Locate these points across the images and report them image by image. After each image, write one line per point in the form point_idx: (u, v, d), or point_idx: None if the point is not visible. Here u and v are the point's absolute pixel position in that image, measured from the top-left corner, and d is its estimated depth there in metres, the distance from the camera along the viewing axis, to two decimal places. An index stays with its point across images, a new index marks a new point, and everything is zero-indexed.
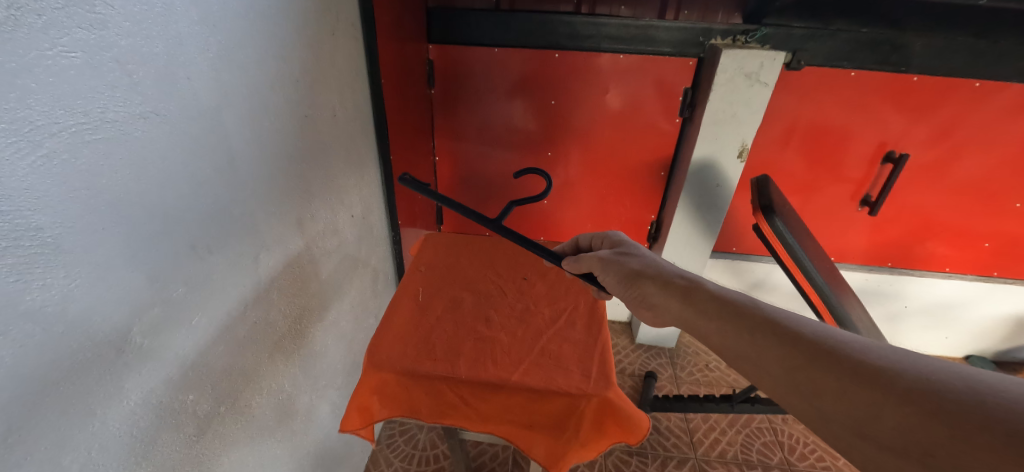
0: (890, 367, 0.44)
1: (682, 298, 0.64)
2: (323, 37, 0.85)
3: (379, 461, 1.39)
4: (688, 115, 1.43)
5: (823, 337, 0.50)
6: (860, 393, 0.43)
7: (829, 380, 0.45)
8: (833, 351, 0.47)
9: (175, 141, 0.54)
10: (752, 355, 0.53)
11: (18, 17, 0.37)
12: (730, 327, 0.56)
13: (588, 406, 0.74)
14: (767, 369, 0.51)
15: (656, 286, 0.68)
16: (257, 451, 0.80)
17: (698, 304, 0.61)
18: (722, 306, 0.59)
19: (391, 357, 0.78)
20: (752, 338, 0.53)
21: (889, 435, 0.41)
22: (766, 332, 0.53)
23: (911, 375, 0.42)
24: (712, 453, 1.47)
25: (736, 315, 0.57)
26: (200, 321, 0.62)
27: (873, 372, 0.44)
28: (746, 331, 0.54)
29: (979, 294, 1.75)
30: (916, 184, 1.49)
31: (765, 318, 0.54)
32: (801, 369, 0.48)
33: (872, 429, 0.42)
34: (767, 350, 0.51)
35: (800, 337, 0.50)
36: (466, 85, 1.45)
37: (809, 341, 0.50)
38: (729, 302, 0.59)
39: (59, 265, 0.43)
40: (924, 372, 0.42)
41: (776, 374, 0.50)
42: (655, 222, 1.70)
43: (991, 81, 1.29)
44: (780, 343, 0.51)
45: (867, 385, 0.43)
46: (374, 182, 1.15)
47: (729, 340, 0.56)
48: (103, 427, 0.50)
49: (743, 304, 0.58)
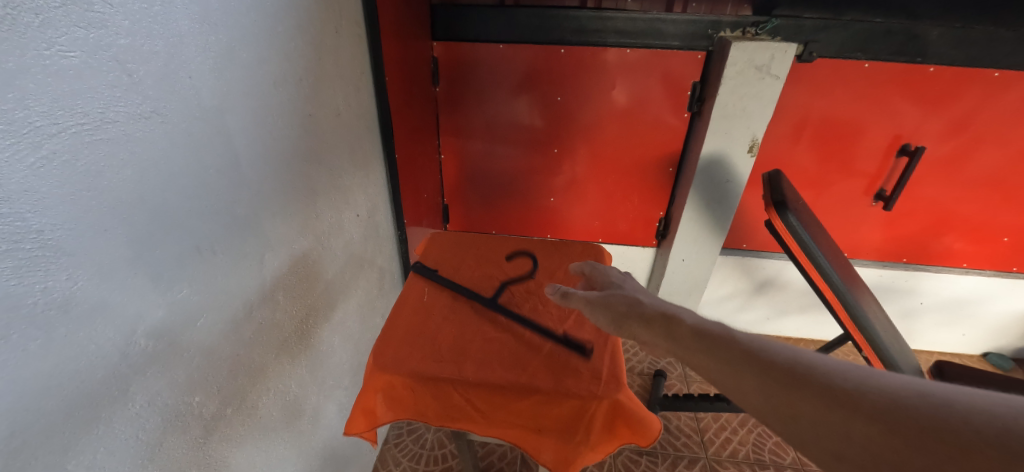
0: (858, 387, 0.39)
1: (666, 334, 0.59)
2: (326, 34, 0.84)
3: (387, 461, 1.38)
4: (697, 109, 1.40)
5: (794, 357, 0.45)
6: (831, 418, 0.39)
7: (804, 405, 0.41)
8: (802, 371, 0.43)
9: (177, 142, 0.53)
10: (730, 386, 0.47)
11: (15, 15, 0.36)
12: (710, 360, 0.51)
13: (599, 408, 0.73)
14: (744, 398, 0.46)
15: (638, 321, 0.64)
16: (266, 452, 0.79)
17: (681, 339, 0.56)
18: (702, 339, 0.54)
19: (398, 359, 0.77)
20: (725, 365, 0.48)
21: (868, 461, 0.36)
22: (739, 360, 0.48)
23: (878, 394, 0.38)
24: (723, 453, 1.45)
25: (715, 346, 0.51)
26: (207, 323, 0.61)
27: (841, 391, 0.39)
28: (723, 363, 0.49)
29: (999, 291, 1.70)
30: (932, 177, 1.46)
31: (738, 345, 0.49)
32: (774, 396, 0.43)
33: (851, 455, 0.37)
34: (740, 378, 0.46)
35: (771, 359, 0.46)
36: (471, 82, 1.44)
37: (780, 362, 0.45)
38: (708, 334, 0.54)
39: (61, 268, 0.42)
40: (889, 388, 0.38)
41: (752, 403, 0.45)
42: (664, 219, 1.67)
43: (1011, 71, 1.25)
44: (751, 371, 0.46)
45: (836, 406, 0.39)
46: (380, 180, 1.14)
47: (709, 370, 0.51)
48: (107, 431, 0.49)
49: (720, 334, 0.52)
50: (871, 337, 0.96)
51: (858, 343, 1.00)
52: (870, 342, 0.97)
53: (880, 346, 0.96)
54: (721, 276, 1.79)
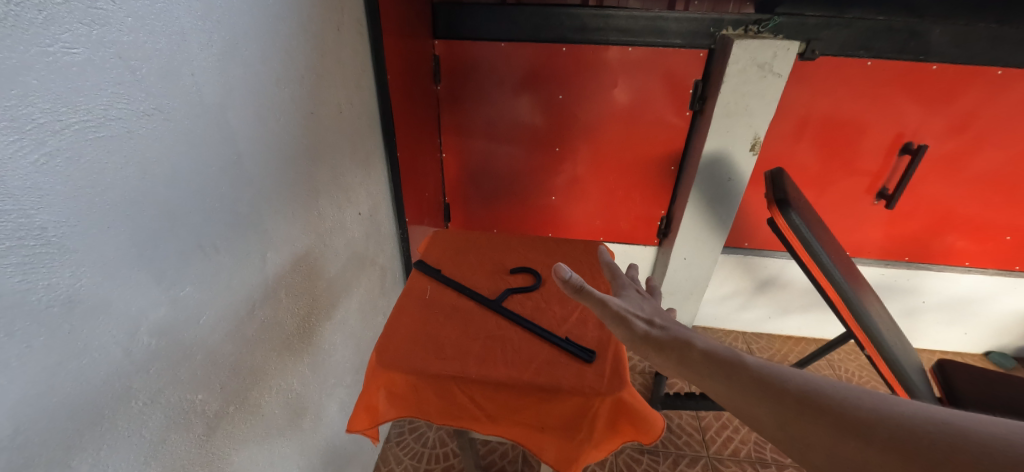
0: (870, 415, 0.38)
1: (671, 354, 0.56)
2: (328, 32, 0.83)
3: (388, 459, 1.38)
4: (699, 108, 1.40)
5: (805, 382, 0.44)
6: (844, 448, 0.38)
7: (816, 434, 0.40)
8: (814, 398, 0.42)
9: (180, 139, 0.53)
10: (741, 412, 0.46)
11: (17, 12, 0.36)
12: (721, 384, 0.49)
13: (602, 406, 0.72)
14: (756, 424, 0.45)
15: (640, 336, 0.61)
16: (268, 450, 0.79)
17: (687, 360, 0.54)
18: (713, 362, 0.51)
19: (400, 357, 0.77)
20: (735, 392, 0.47)
21: None
22: (751, 386, 0.46)
23: (890, 422, 0.37)
24: (724, 452, 1.45)
25: (725, 369, 0.49)
26: (209, 320, 0.61)
27: (853, 420, 0.39)
28: (734, 388, 0.47)
29: (1001, 290, 1.70)
30: (934, 176, 1.45)
31: (750, 369, 0.48)
32: (786, 424, 0.42)
33: None
34: (752, 405, 0.45)
35: (782, 385, 0.44)
36: (472, 80, 1.44)
37: (790, 389, 0.44)
38: (719, 357, 0.51)
39: (64, 264, 0.42)
40: (901, 416, 0.37)
41: (764, 431, 0.44)
42: (665, 218, 1.67)
43: (1014, 69, 1.24)
44: (764, 399, 0.44)
45: (849, 435, 0.38)
46: (381, 178, 1.14)
47: (718, 396, 0.49)
48: (111, 428, 0.49)
49: (730, 357, 0.50)
50: (873, 334, 0.96)
51: (860, 341, 1.00)
52: (872, 339, 0.97)
53: (882, 342, 0.96)
54: (722, 275, 1.79)
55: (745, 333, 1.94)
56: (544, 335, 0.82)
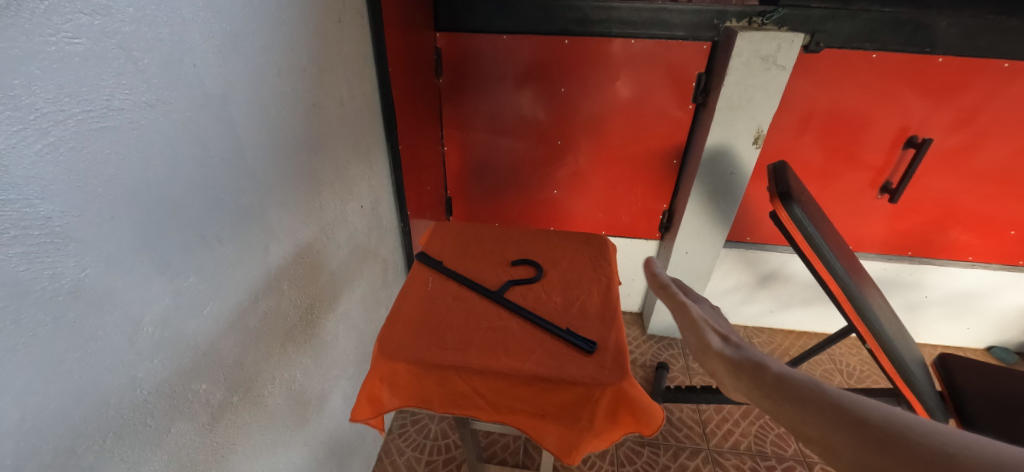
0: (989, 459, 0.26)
1: (731, 358, 0.43)
2: (329, 23, 0.83)
3: (391, 451, 1.39)
4: (702, 101, 1.39)
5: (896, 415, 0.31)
6: None
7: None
8: (905, 432, 0.30)
9: (183, 130, 0.53)
10: (806, 435, 0.34)
11: (19, 2, 0.36)
12: (788, 400, 0.36)
13: (603, 396, 0.73)
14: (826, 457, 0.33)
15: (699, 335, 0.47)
16: (271, 440, 0.80)
17: (749, 367, 0.40)
18: (779, 375, 0.38)
19: (401, 347, 0.77)
20: (804, 413, 0.34)
21: None
22: (824, 408, 0.34)
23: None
24: (725, 445, 1.46)
25: (794, 383, 0.37)
26: (212, 311, 0.62)
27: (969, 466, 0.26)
28: (801, 406, 0.35)
29: (1005, 285, 1.69)
30: (939, 170, 1.44)
31: (822, 389, 0.35)
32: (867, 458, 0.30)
33: None
34: (822, 430, 0.33)
35: (863, 412, 0.32)
36: (474, 73, 1.43)
37: (879, 417, 0.31)
38: (788, 371, 0.38)
39: (70, 254, 0.43)
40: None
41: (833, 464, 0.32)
42: (667, 212, 1.67)
43: (1020, 62, 1.23)
44: (838, 426, 0.32)
45: None
46: (383, 170, 1.14)
47: (778, 418, 0.37)
48: (117, 417, 0.50)
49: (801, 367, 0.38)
50: (874, 327, 0.95)
51: (862, 335, 0.99)
52: (873, 331, 0.96)
53: (882, 335, 0.96)
54: (724, 269, 1.79)
55: (746, 327, 1.95)
56: (545, 326, 0.82)
